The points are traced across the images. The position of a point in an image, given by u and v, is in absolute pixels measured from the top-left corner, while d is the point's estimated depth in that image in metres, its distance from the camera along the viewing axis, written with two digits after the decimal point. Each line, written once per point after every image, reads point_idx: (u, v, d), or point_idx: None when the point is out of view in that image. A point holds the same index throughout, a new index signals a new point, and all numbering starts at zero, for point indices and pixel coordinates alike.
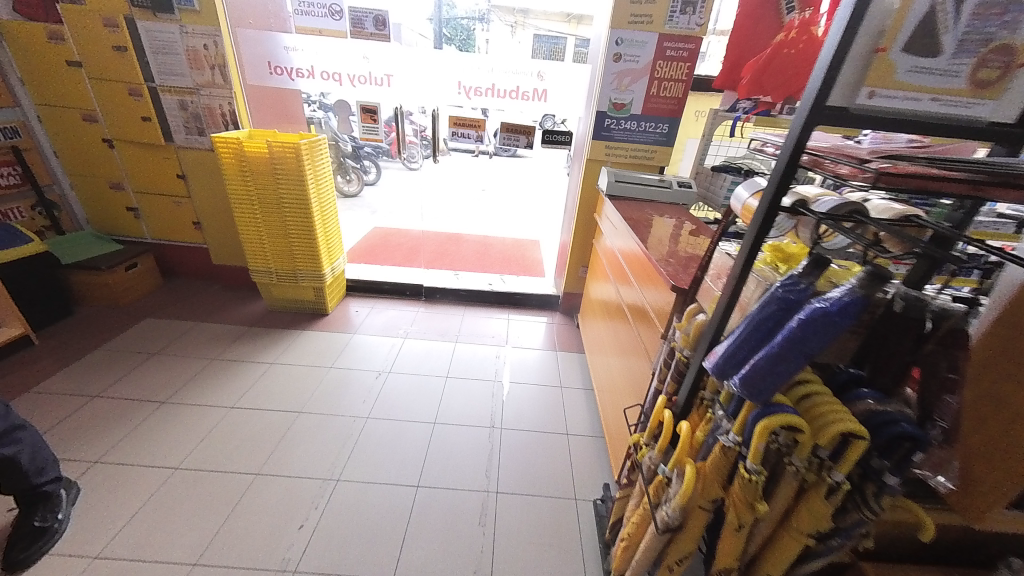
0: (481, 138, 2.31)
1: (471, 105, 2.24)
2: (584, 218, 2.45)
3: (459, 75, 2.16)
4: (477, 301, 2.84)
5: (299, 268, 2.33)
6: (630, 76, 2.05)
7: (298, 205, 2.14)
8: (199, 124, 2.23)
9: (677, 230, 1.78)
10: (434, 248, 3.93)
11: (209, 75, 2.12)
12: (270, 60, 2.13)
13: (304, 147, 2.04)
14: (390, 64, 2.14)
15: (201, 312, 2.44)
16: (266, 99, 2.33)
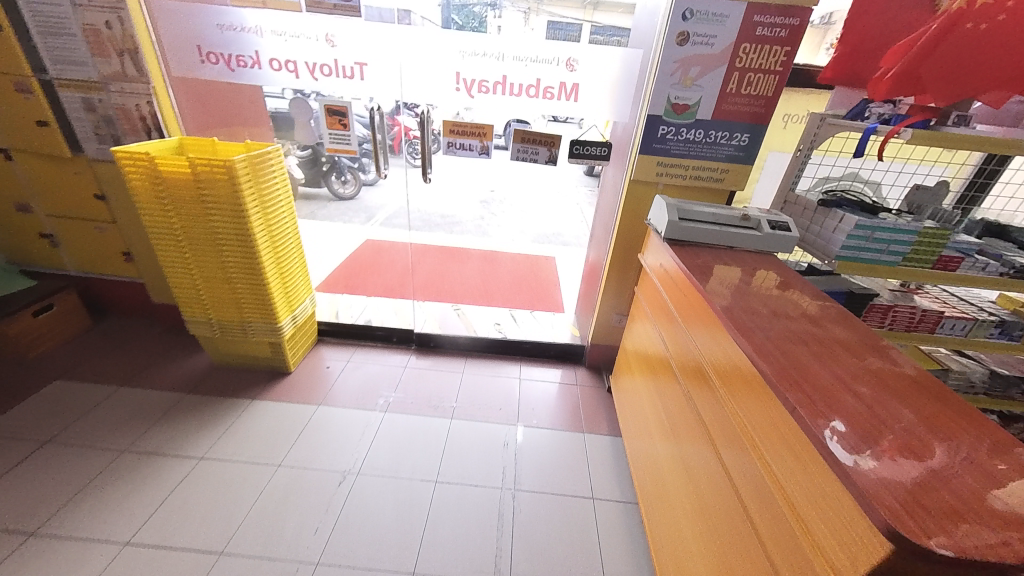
0: (486, 149, 1.73)
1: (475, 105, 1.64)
2: (621, 252, 1.85)
3: (458, 64, 1.56)
4: (482, 350, 2.26)
5: (247, 319, 1.78)
6: (699, 66, 1.44)
7: (239, 242, 1.59)
8: (112, 130, 1.68)
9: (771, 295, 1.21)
10: (434, 268, 3.33)
11: (118, 64, 1.56)
12: (199, 43, 1.56)
13: (242, 165, 1.48)
14: (363, 49, 1.56)
15: (128, 370, 1.91)
16: (203, 98, 1.73)
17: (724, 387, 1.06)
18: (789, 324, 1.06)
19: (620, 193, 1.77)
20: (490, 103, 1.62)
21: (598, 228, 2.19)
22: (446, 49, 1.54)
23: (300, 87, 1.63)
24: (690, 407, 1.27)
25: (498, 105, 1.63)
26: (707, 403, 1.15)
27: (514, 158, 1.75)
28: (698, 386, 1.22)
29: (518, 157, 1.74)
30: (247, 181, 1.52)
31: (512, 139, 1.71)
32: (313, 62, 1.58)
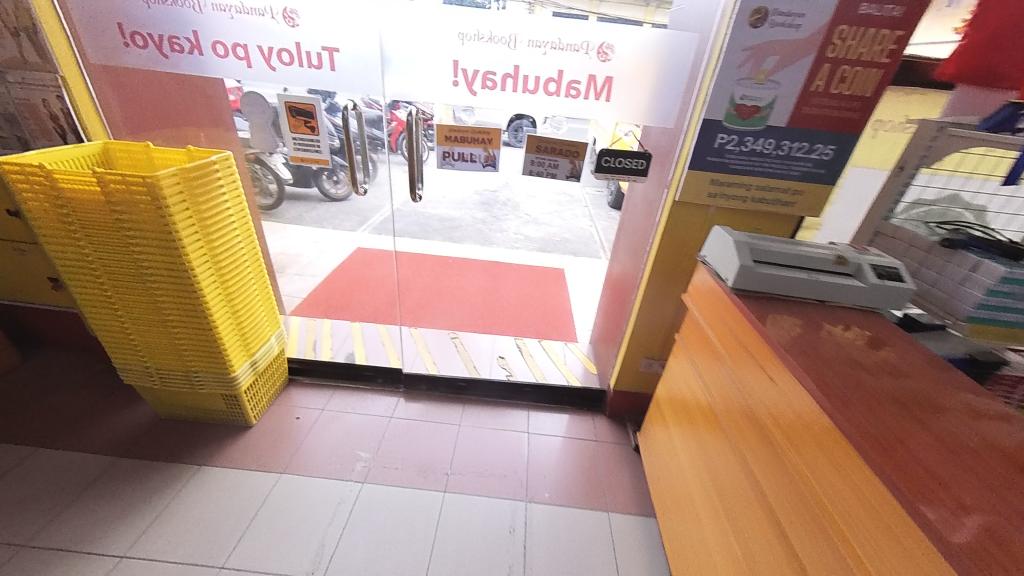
0: (495, 159, 1.38)
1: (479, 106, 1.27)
2: (655, 287, 1.49)
3: (456, 53, 1.20)
4: (484, 396, 1.89)
5: (192, 367, 1.43)
6: (775, 57, 1.09)
7: (174, 274, 1.24)
8: (18, 131, 1.33)
9: (888, 369, 0.86)
10: (430, 282, 2.94)
11: (14, 48, 1.20)
12: (120, 21, 1.20)
13: (169, 178, 1.12)
14: (332, 29, 1.20)
15: (52, 424, 1.56)
16: (134, 91, 1.36)
17: (834, 519, 0.73)
18: (935, 431, 0.71)
19: (658, 216, 1.42)
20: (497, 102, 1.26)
21: (624, 251, 1.84)
22: (441, 31, 1.17)
23: (254, 80, 1.27)
24: (759, 512, 0.94)
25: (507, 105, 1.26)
26: (796, 526, 0.82)
27: (527, 171, 1.40)
28: (777, 490, 0.88)
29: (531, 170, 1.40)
30: (179, 197, 1.16)
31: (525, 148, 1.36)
32: (269, 46, 1.22)
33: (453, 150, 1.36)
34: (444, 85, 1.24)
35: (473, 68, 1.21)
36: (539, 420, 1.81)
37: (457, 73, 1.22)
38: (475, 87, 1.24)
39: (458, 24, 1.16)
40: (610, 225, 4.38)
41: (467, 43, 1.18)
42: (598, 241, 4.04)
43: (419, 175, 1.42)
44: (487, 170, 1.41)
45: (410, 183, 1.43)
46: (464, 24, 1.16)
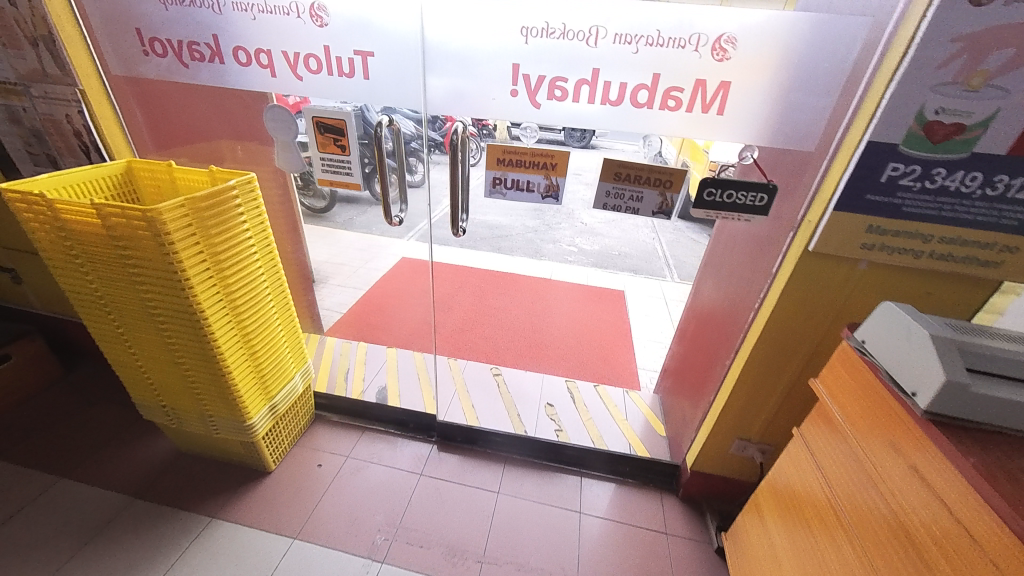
0: (559, 188, 1.08)
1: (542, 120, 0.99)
2: (763, 359, 1.14)
3: (516, 55, 0.92)
4: (528, 455, 1.62)
5: (207, 411, 1.28)
6: (1006, 51, 0.71)
7: (182, 316, 1.08)
8: (46, 148, 1.24)
9: None
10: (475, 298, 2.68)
11: (34, 59, 1.09)
12: (138, 26, 1.06)
13: (174, 210, 0.95)
14: (366, 28, 0.98)
15: (78, 451, 1.50)
16: (158, 105, 1.23)
17: None
18: None
19: (775, 268, 1.07)
20: (567, 117, 0.97)
21: (710, 297, 1.49)
22: (499, 27, 0.90)
23: (279, 91, 1.08)
24: None
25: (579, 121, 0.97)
26: None
27: (600, 205, 1.07)
28: None
29: (604, 203, 1.07)
30: (186, 231, 0.99)
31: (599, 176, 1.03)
32: (295, 51, 1.02)
33: (506, 176, 1.09)
34: (499, 95, 0.97)
35: (538, 73, 0.93)
36: (593, 494, 1.50)
37: (516, 80, 0.95)
38: (539, 97, 0.95)
39: (521, 15, 0.88)
40: (675, 238, 3.92)
41: (531, 42, 0.90)
42: (661, 257, 3.60)
43: (463, 208, 1.18)
44: (547, 201, 1.12)
45: (452, 216, 1.18)
46: (529, 16, 0.88)
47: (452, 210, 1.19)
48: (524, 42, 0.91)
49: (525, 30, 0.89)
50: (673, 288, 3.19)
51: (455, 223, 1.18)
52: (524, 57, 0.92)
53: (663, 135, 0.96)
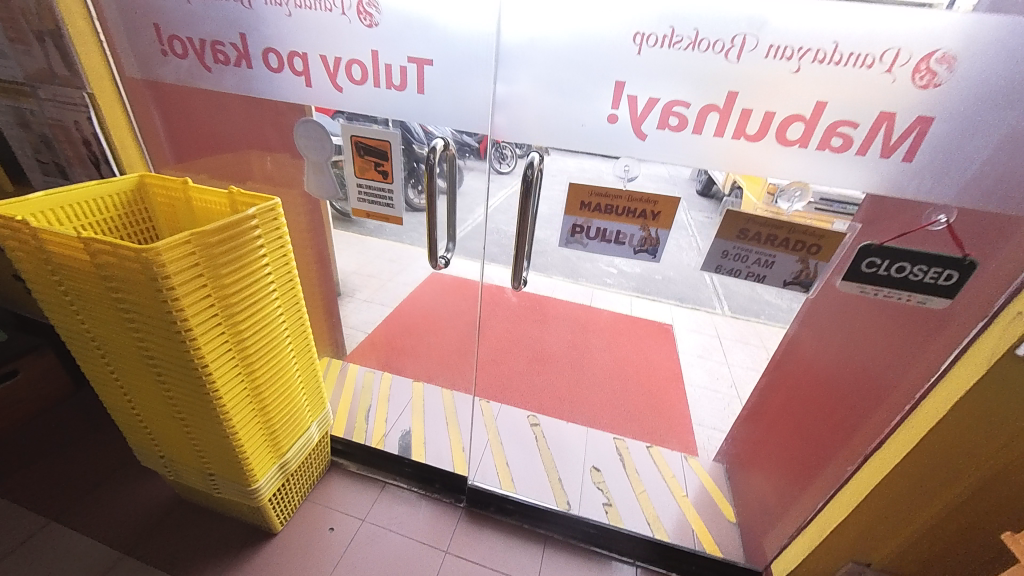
0: (659, 242, 0.85)
1: (647, 154, 0.74)
2: (914, 483, 0.85)
3: (623, 69, 0.69)
4: (572, 538, 1.36)
5: (209, 470, 1.10)
6: None
7: (182, 369, 0.90)
8: (56, 157, 1.09)
9: None
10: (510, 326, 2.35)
11: (42, 57, 0.93)
12: (157, 21, 0.88)
13: (177, 250, 0.77)
14: (426, 30, 0.77)
15: (74, 491, 1.34)
16: (179, 113, 1.06)
17: None
18: None
19: (945, 367, 0.79)
20: (646, 148, 0.74)
21: (812, 370, 1.20)
22: (605, 31, 0.68)
23: (314, 103, 0.89)
24: None
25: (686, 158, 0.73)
26: None
27: (712, 266, 0.83)
28: None
29: (718, 264, 0.83)
30: (190, 274, 0.80)
31: (718, 231, 0.78)
32: (335, 56, 0.82)
33: (591, 224, 0.86)
34: (592, 120, 0.74)
35: (649, 94, 0.69)
36: None
37: (617, 101, 0.72)
38: (646, 125, 0.72)
39: (636, 16, 0.65)
40: None
41: (647, 53, 0.67)
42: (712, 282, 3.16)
43: (527, 257, 0.95)
44: (640, 257, 0.88)
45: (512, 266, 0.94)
46: (647, 17, 0.65)
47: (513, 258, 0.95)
48: (637, 53, 0.68)
49: (639, 35, 0.66)
50: (727, 322, 2.77)
51: (516, 274, 0.94)
52: (633, 73, 0.69)
53: (822, 183, 0.69)
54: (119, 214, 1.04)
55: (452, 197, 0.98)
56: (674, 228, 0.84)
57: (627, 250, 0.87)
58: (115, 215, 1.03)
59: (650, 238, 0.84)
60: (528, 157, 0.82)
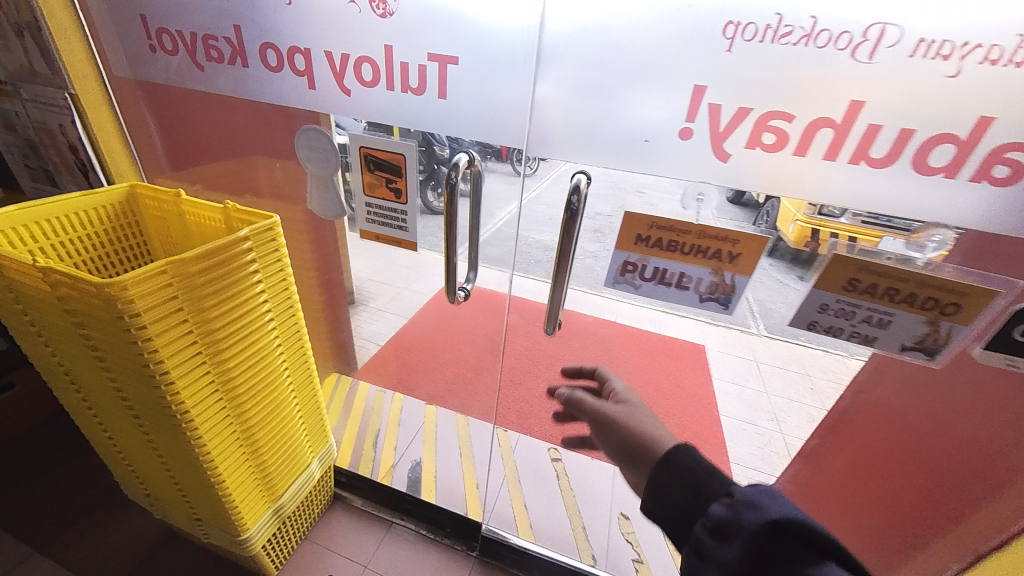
0: (734, 292, 0.68)
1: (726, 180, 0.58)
2: None
3: (707, 72, 0.54)
4: None
5: (195, 514, 0.98)
6: None
7: (160, 413, 0.77)
8: (43, 163, 0.99)
9: None
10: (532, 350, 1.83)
11: (21, 52, 0.83)
12: (144, 12, 0.77)
13: (149, 281, 0.64)
14: (451, 21, 0.62)
15: (66, 515, 1.20)
16: (173, 118, 0.94)
17: None
18: None
19: None
20: (666, 160, 0.60)
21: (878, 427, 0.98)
22: (682, 23, 0.53)
23: (318, 108, 0.75)
24: None
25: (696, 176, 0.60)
26: None
27: (804, 322, 0.66)
28: None
29: (811, 321, 0.66)
30: (166, 309, 0.68)
31: (818, 279, 0.62)
32: (342, 53, 0.69)
33: (648, 262, 0.71)
34: (629, 134, 0.60)
35: (738, 104, 0.54)
36: None
37: (693, 112, 0.56)
38: (731, 144, 0.56)
39: (726, 5, 0.50)
40: None
41: (741, 50, 0.52)
42: None
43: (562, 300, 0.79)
44: (707, 306, 0.72)
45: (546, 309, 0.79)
46: (742, 6, 0.50)
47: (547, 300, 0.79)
48: (727, 51, 0.52)
49: (732, 26, 0.51)
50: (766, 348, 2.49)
51: (552, 318, 0.78)
52: (720, 78, 0.54)
53: (975, 228, 0.52)
54: (108, 228, 0.93)
55: (476, 214, 0.81)
56: (758, 275, 0.67)
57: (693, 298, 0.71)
58: (103, 229, 0.93)
59: (724, 287, 0.68)
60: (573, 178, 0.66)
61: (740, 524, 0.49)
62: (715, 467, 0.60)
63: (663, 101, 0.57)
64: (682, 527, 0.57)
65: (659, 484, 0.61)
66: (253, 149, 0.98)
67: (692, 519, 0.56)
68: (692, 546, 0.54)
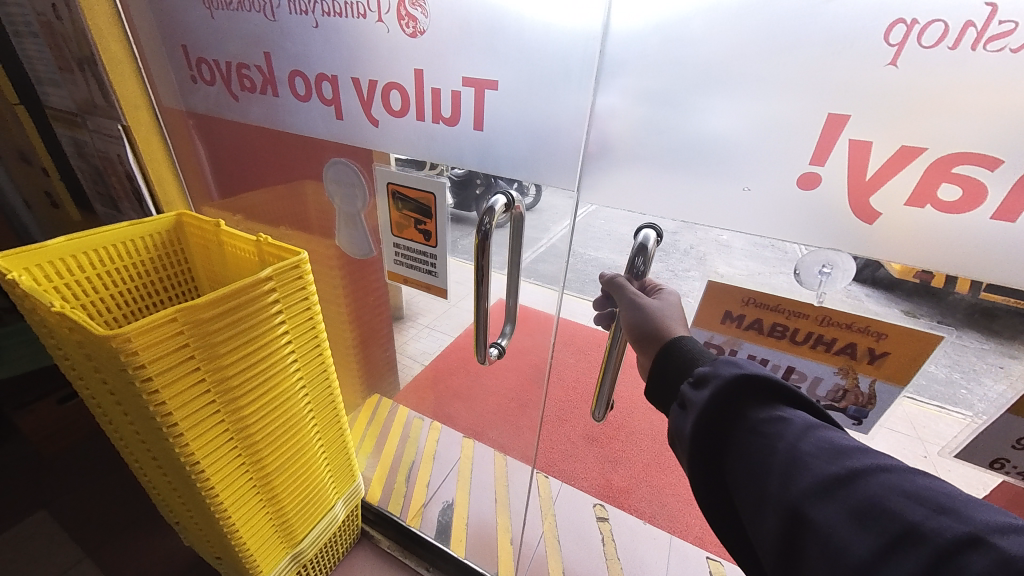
0: (872, 402, 0.57)
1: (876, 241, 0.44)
2: None
3: (849, 98, 0.39)
4: None
5: (214, 552, 0.95)
6: None
7: (170, 460, 0.72)
8: (107, 190, 1.03)
9: None
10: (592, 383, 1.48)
11: (84, 86, 0.85)
12: (185, 42, 0.75)
13: (156, 329, 0.59)
14: (491, 35, 0.51)
15: (114, 522, 1.24)
16: (214, 148, 0.92)
17: None
18: None
19: None
20: (748, 160, 0.45)
21: None
22: (809, 32, 0.39)
23: (345, 140, 0.67)
24: None
25: (802, 198, 0.44)
26: None
27: (991, 456, 0.55)
28: None
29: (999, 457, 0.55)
30: (175, 355, 0.63)
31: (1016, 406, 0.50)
32: (370, 79, 0.60)
33: (739, 347, 0.61)
34: (699, 138, 0.46)
35: (899, 142, 0.39)
36: None
37: (824, 154, 0.42)
38: (883, 199, 0.42)
39: (882, 10, 0.36)
40: None
41: (911, 65, 0.37)
42: None
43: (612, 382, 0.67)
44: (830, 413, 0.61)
45: (597, 390, 0.68)
46: (911, 9, 0.35)
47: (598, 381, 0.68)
48: (889, 66, 0.37)
49: (905, 25, 0.36)
50: None
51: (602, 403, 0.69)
52: (868, 109, 0.39)
53: None
54: (152, 256, 0.92)
55: (517, 246, 0.66)
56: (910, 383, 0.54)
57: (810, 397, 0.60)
58: (146, 258, 0.91)
59: (855, 391, 0.57)
60: (638, 235, 0.57)
61: (716, 375, 0.46)
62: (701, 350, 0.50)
63: (746, 100, 0.43)
64: (659, 386, 0.52)
65: (659, 360, 0.52)
66: (284, 182, 0.91)
67: (673, 382, 0.51)
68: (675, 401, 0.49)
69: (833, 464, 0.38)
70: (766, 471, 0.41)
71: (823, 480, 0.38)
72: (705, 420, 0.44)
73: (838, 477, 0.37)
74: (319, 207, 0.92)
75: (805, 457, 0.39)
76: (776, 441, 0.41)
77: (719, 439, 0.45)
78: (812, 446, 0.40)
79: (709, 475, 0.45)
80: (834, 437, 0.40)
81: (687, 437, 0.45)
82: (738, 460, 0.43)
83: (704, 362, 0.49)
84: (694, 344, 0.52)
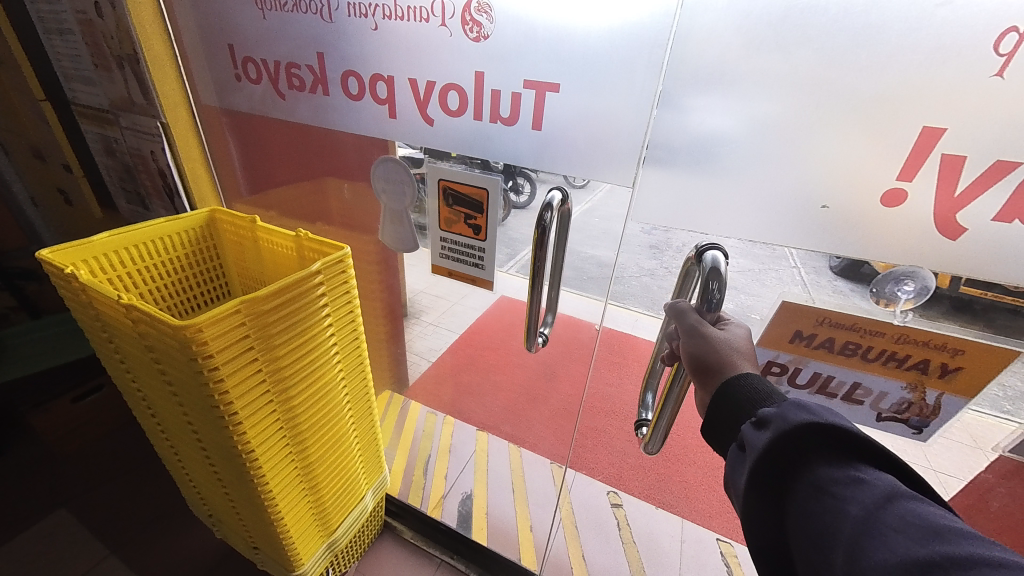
0: (935, 413, 0.63)
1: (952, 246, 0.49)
2: None
3: (923, 111, 0.44)
4: None
5: (254, 544, 0.97)
6: None
7: (223, 451, 0.74)
8: (135, 186, 1.03)
9: None
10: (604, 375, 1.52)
11: (121, 84, 0.86)
12: (231, 41, 0.77)
13: (225, 318, 0.61)
14: (555, 45, 0.55)
15: (140, 519, 1.24)
16: (250, 147, 0.93)
17: None
18: None
19: None
20: (738, 164, 0.53)
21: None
22: (899, 51, 0.43)
23: (396, 136, 0.70)
24: None
25: (784, 196, 0.53)
26: None
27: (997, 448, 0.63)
28: None
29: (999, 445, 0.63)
30: (239, 345, 0.65)
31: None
32: (428, 80, 0.63)
33: (806, 364, 0.67)
34: (749, 137, 0.51)
35: (994, 156, 0.44)
36: None
37: (913, 170, 0.47)
38: (969, 216, 0.47)
39: (990, 20, 0.40)
40: None
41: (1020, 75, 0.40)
42: None
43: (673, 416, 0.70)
44: (889, 424, 0.67)
45: (656, 424, 0.71)
46: (1004, 17, 0.39)
47: (657, 414, 0.70)
48: (996, 76, 0.41)
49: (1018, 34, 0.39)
50: None
51: (658, 436, 0.72)
52: (930, 117, 0.44)
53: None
54: (187, 252, 0.93)
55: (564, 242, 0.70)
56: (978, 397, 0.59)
57: (870, 408, 0.67)
58: (183, 253, 0.92)
59: (913, 403, 0.64)
60: (710, 259, 0.57)
61: (783, 417, 0.45)
62: (773, 391, 0.50)
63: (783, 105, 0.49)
64: (717, 425, 0.53)
65: (717, 398, 0.52)
66: (317, 174, 0.92)
67: (733, 422, 0.51)
68: (736, 441, 0.50)
69: (923, 546, 0.34)
70: (835, 539, 0.39)
71: (910, 563, 0.34)
72: (765, 462, 0.44)
73: (925, 562, 0.33)
74: (354, 203, 0.95)
75: (884, 530, 0.37)
76: (849, 504, 0.39)
77: (783, 491, 0.44)
78: (896, 520, 0.37)
79: (772, 526, 0.44)
80: (927, 516, 0.37)
81: (749, 482, 0.45)
82: (805, 522, 0.41)
83: (773, 400, 0.49)
84: (762, 382, 0.52)
